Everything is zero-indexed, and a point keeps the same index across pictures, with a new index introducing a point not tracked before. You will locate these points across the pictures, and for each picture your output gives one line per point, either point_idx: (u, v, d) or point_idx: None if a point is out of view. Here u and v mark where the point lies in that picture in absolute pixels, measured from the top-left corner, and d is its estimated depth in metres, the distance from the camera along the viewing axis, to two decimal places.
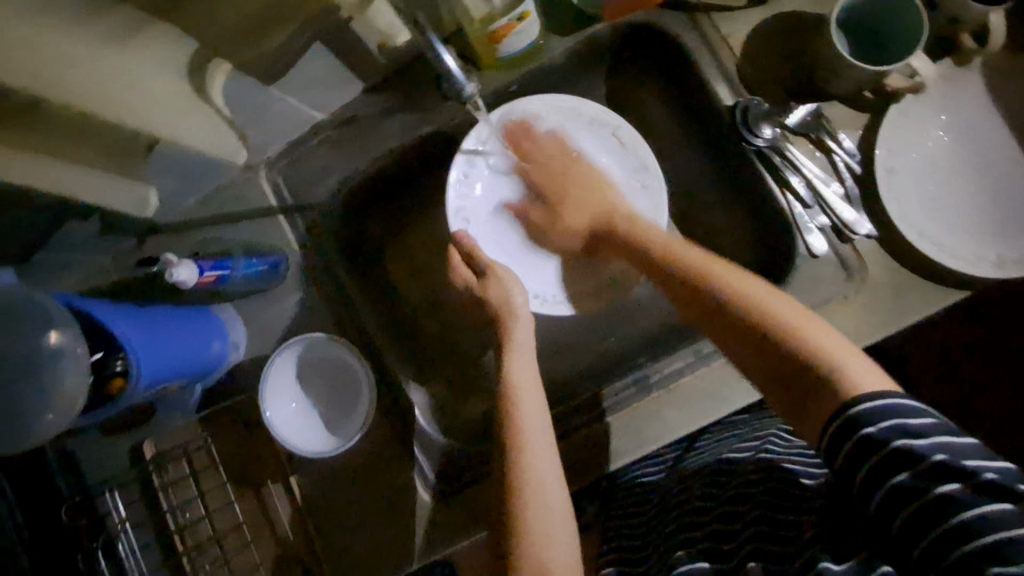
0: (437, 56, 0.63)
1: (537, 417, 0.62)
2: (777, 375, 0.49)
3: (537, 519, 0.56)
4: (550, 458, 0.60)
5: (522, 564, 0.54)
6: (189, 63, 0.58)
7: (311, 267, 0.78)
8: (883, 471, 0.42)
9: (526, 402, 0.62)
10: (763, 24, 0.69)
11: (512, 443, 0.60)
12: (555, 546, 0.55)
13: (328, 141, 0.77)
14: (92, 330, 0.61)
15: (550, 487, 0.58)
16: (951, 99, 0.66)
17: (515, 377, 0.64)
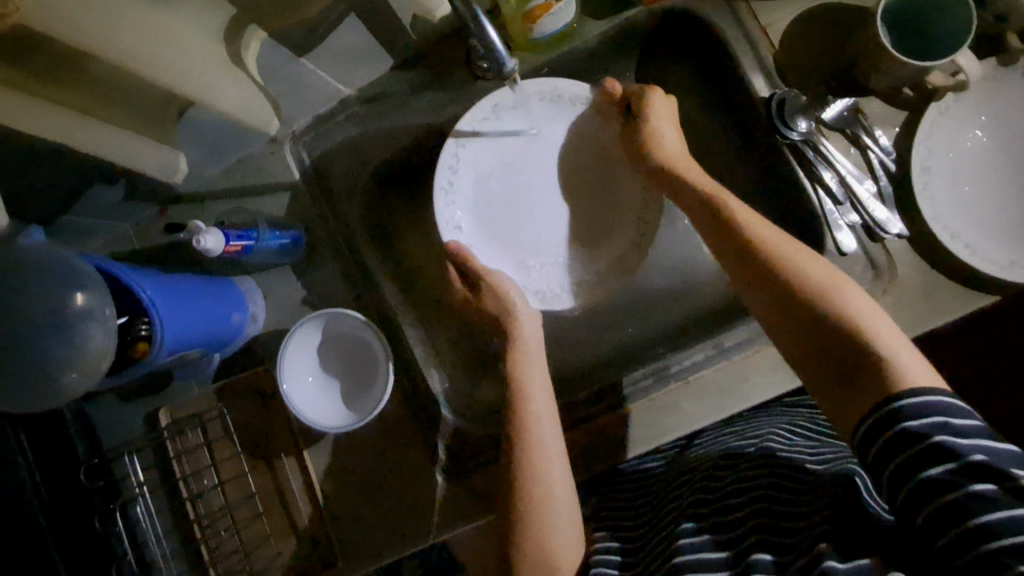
0: (479, 29, 0.56)
1: (545, 418, 0.60)
2: (807, 333, 0.50)
3: (540, 514, 0.57)
4: (558, 457, 0.60)
5: (527, 553, 0.57)
6: (226, 30, 0.58)
7: (332, 242, 0.78)
8: (911, 462, 0.42)
9: (536, 404, 0.61)
10: (804, 15, 0.68)
11: (519, 440, 0.59)
12: (557, 538, 0.58)
13: (354, 117, 0.76)
14: (119, 293, 0.62)
15: (554, 483, 0.58)
16: (993, 98, 0.64)
17: (526, 370, 0.64)
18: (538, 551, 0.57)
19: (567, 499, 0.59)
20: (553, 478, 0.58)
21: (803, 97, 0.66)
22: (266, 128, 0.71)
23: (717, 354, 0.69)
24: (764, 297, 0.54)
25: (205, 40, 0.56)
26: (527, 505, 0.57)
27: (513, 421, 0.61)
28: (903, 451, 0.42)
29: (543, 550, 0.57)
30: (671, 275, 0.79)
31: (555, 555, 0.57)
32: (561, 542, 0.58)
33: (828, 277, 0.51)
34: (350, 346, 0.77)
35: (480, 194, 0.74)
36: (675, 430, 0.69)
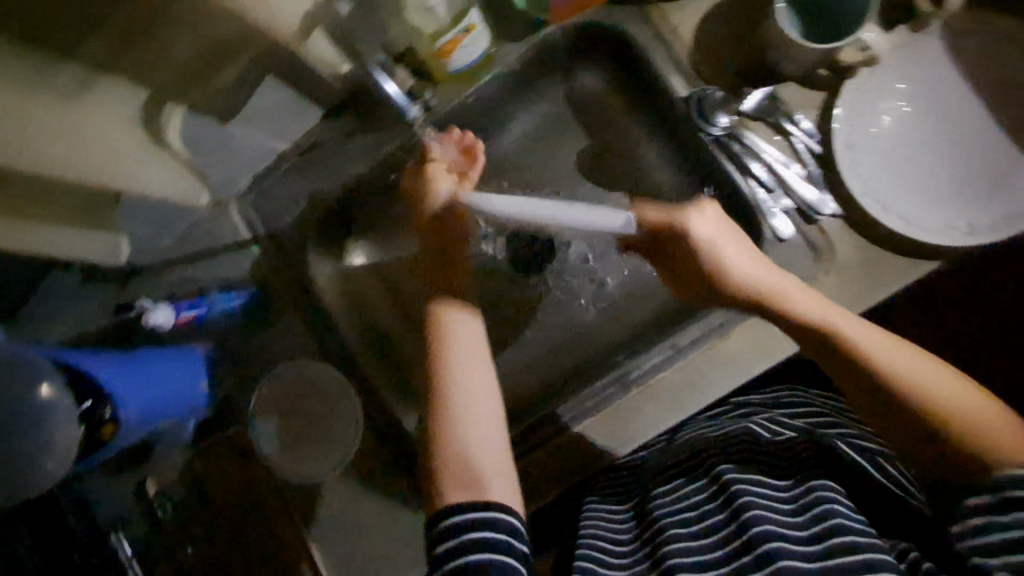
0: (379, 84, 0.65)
1: (462, 328, 0.65)
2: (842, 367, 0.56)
3: (456, 424, 0.60)
4: (475, 378, 0.62)
5: (446, 470, 0.58)
6: (143, 116, 0.58)
7: (289, 294, 0.79)
8: (992, 503, 0.47)
9: (452, 319, 0.66)
10: (713, 9, 0.68)
11: (437, 354, 0.64)
12: (477, 449, 0.59)
13: (294, 170, 0.78)
14: (77, 379, 0.63)
15: (476, 400, 0.61)
16: (912, 66, 0.64)
17: (443, 297, 0.68)
18: (462, 461, 0.58)
19: (492, 420, 0.61)
20: (476, 405, 0.61)
21: (721, 92, 0.67)
22: (195, 200, 0.72)
23: (675, 354, 0.70)
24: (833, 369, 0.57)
25: (122, 124, 0.57)
26: (446, 422, 0.60)
27: (433, 345, 0.65)
28: (999, 493, 0.47)
29: (467, 460, 0.58)
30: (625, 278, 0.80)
31: (479, 469, 0.57)
32: (485, 462, 0.58)
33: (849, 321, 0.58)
34: (304, 390, 0.77)
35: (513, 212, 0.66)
36: (642, 437, 0.69)
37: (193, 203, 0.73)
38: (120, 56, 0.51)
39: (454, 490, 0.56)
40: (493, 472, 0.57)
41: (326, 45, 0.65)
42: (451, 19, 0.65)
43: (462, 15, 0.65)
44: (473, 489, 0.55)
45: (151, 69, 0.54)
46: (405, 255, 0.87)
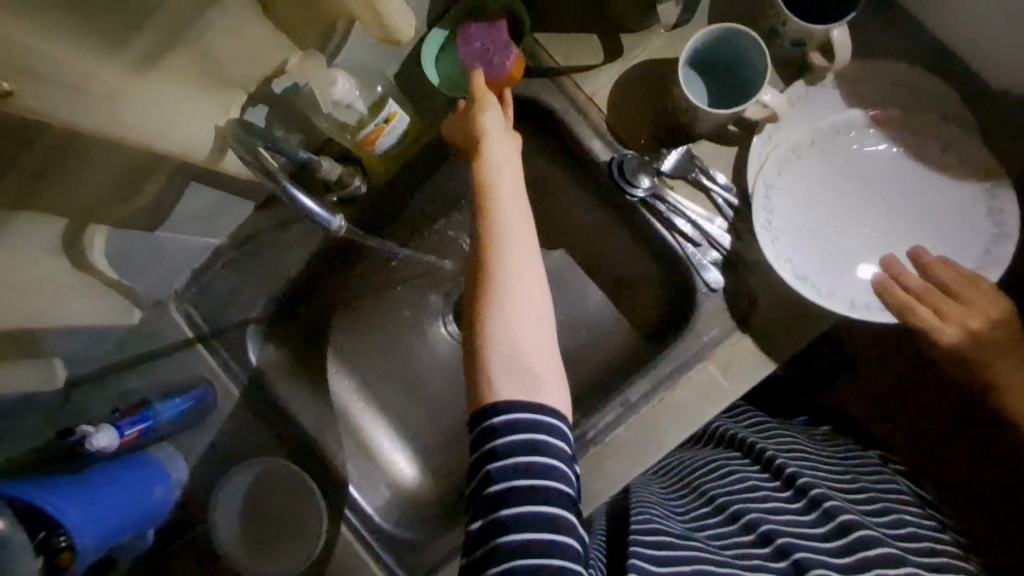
0: (293, 199, 0.57)
1: (515, 212, 0.56)
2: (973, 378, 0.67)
3: (504, 316, 0.52)
4: (528, 269, 0.54)
5: (493, 367, 0.51)
6: (64, 241, 0.58)
7: (239, 387, 0.78)
8: None
9: (503, 201, 0.56)
10: (623, 74, 0.71)
11: (487, 235, 0.55)
12: (526, 333, 0.53)
13: (231, 263, 0.78)
14: (26, 511, 0.61)
15: (526, 280, 0.54)
16: (813, 116, 0.68)
17: (489, 178, 0.57)
18: (507, 347, 0.52)
19: (542, 306, 0.55)
20: (525, 299, 0.53)
21: (639, 155, 0.69)
22: (126, 320, 0.74)
23: (628, 411, 0.71)
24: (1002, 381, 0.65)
25: (43, 257, 0.56)
26: (495, 296, 0.53)
27: (481, 229, 0.55)
28: None
29: (512, 346, 0.52)
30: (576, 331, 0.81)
31: (527, 358, 0.51)
32: (531, 352, 0.52)
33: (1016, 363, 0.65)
34: (281, 487, 0.75)
35: (913, 202, 0.67)
36: (607, 492, 0.70)
37: (126, 322, 0.74)
38: (33, 193, 0.49)
39: (506, 389, 0.50)
40: (543, 366, 0.52)
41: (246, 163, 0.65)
42: (371, 109, 0.66)
43: (381, 105, 0.66)
44: (529, 390, 0.50)
45: (64, 198, 0.53)
46: (357, 330, 0.87)
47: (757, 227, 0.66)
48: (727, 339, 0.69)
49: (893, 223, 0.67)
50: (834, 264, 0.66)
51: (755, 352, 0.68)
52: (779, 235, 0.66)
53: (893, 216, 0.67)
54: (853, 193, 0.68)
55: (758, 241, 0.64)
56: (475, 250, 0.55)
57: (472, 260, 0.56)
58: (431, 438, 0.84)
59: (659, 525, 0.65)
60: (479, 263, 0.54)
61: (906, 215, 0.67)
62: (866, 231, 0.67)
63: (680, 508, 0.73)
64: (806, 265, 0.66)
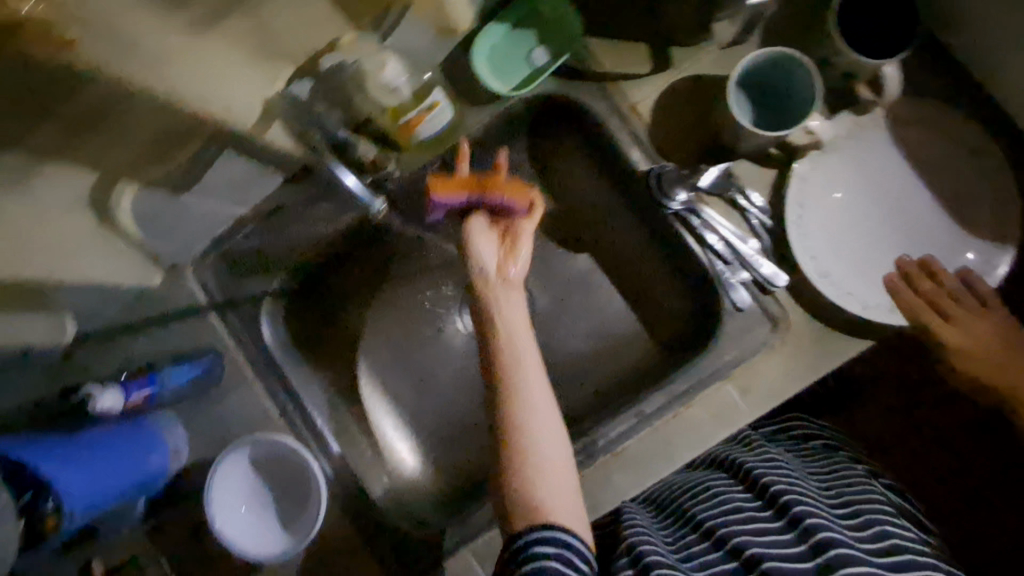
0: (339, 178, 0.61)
1: (523, 350, 0.62)
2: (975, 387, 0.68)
3: (520, 455, 0.59)
4: (542, 404, 0.60)
5: (517, 504, 0.57)
6: (91, 201, 0.57)
7: (249, 361, 0.77)
8: None
9: (512, 344, 0.63)
10: (671, 86, 0.71)
11: (500, 376, 0.61)
12: (542, 472, 0.58)
13: (253, 235, 0.76)
14: (12, 471, 0.58)
15: (538, 423, 0.60)
16: (854, 148, 0.68)
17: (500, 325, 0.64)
18: (524, 488, 0.57)
19: (555, 437, 0.60)
20: (539, 435, 0.59)
21: (677, 169, 0.69)
22: (147, 280, 0.73)
23: (641, 423, 0.70)
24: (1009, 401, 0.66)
25: (68, 213, 0.55)
26: (512, 448, 0.59)
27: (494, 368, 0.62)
28: None
29: (528, 485, 0.57)
30: (594, 338, 0.81)
31: (544, 494, 0.57)
32: (548, 489, 0.57)
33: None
34: (285, 467, 0.74)
35: (939, 232, 0.68)
36: (612, 503, 0.69)
37: (148, 282, 0.74)
38: (70, 143, 0.48)
39: (526, 524, 0.56)
40: (558, 496, 0.57)
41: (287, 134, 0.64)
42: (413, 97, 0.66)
43: (424, 93, 0.67)
44: (547, 518, 0.55)
45: (100, 151, 0.52)
46: (371, 315, 0.86)
47: (786, 215, 0.67)
48: (749, 360, 0.68)
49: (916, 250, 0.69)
50: (857, 270, 0.68)
51: (777, 376, 0.68)
52: (810, 235, 0.67)
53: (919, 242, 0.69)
54: (883, 220, 0.69)
55: (788, 226, 0.66)
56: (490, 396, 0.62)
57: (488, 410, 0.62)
58: (437, 432, 0.83)
59: (648, 553, 0.65)
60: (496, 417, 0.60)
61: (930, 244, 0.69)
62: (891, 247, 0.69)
63: (671, 533, 0.73)
64: (832, 259, 0.67)
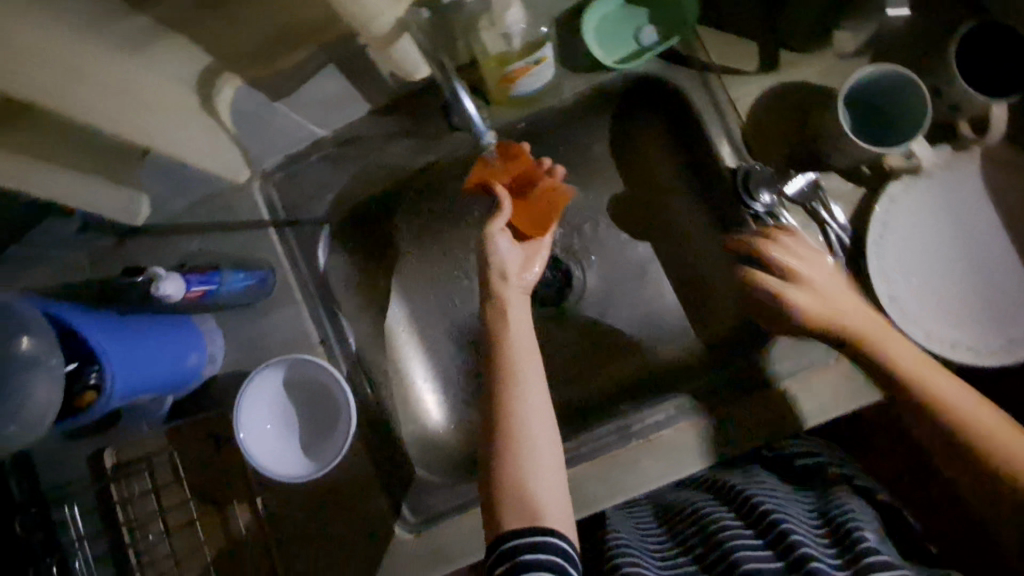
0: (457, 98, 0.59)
1: (526, 356, 0.63)
2: (953, 459, 0.55)
3: (515, 456, 0.59)
4: (541, 409, 0.61)
5: (506, 505, 0.56)
6: (197, 78, 0.56)
7: (298, 283, 0.76)
8: None
9: (519, 349, 0.63)
10: (773, 89, 0.70)
11: (502, 377, 0.62)
12: (537, 477, 0.58)
13: (327, 159, 0.75)
14: (67, 335, 0.59)
15: (535, 427, 0.60)
16: (948, 184, 0.68)
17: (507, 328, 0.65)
18: (516, 490, 0.57)
19: (551, 445, 0.60)
20: (538, 438, 0.60)
21: (767, 170, 0.69)
22: (234, 175, 0.72)
23: (680, 415, 0.70)
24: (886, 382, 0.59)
25: (173, 86, 0.54)
26: (505, 449, 0.59)
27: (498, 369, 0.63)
28: None
29: (519, 488, 0.57)
30: (639, 327, 0.80)
31: (537, 499, 0.56)
32: (541, 486, 0.57)
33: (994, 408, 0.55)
34: (318, 393, 0.75)
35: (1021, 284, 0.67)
36: (638, 488, 0.69)
37: (232, 178, 0.73)
38: (196, 14, 0.48)
39: (516, 523, 0.55)
40: (552, 503, 0.57)
41: (414, 50, 0.60)
42: (524, 47, 0.65)
43: (535, 46, 0.66)
44: (534, 521, 0.55)
45: (218, 32, 0.51)
46: (420, 262, 0.84)
47: (867, 236, 0.67)
48: (802, 373, 0.68)
49: (997, 297, 0.67)
50: (928, 298, 0.67)
51: (824, 393, 0.67)
52: (888, 254, 0.67)
53: (1001, 290, 0.67)
54: (964, 259, 0.68)
55: (868, 228, 0.67)
56: (488, 396, 0.62)
57: (484, 410, 0.63)
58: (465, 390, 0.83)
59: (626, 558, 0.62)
60: (491, 419, 0.61)
61: (1013, 293, 0.66)
62: (970, 287, 0.67)
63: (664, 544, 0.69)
64: (903, 276, 0.67)
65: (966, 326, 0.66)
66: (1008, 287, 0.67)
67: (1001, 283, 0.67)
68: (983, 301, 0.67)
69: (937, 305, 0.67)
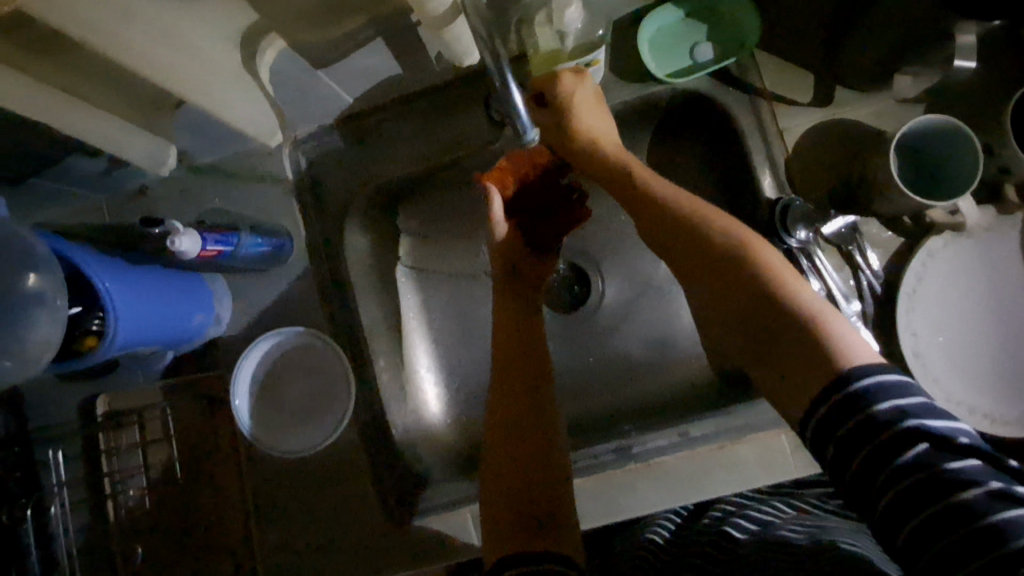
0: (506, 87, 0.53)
1: (530, 349, 0.64)
2: (769, 358, 0.47)
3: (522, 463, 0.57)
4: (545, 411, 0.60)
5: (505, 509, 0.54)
6: (243, 35, 0.55)
7: (313, 255, 0.74)
8: (908, 494, 0.37)
9: (526, 339, 0.65)
10: (822, 126, 0.69)
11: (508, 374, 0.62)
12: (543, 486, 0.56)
13: (360, 134, 0.74)
14: (74, 278, 0.58)
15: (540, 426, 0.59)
16: (989, 246, 0.66)
17: (516, 314, 0.67)
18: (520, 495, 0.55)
19: (550, 455, 0.58)
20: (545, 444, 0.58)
21: (807, 207, 0.67)
22: (266, 140, 0.71)
23: (680, 443, 0.68)
24: (683, 259, 0.54)
25: (217, 39, 0.53)
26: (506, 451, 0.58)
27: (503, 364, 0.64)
28: (889, 464, 0.38)
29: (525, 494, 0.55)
30: (651, 346, 0.78)
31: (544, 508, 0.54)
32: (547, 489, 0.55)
33: (851, 328, 0.45)
34: (314, 369, 0.73)
35: None
36: (632, 512, 0.68)
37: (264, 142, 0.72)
38: None
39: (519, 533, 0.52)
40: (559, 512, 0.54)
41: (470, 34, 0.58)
42: (577, 47, 0.65)
43: (589, 48, 0.65)
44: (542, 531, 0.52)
45: None
46: (440, 249, 0.82)
47: (899, 288, 0.65)
48: None
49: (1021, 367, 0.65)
50: (952, 358, 0.65)
51: None
52: (919, 308, 0.65)
53: None
54: (994, 323, 0.66)
55: (902, 278, 0.65)
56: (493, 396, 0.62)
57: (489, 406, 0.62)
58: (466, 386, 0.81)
59: None
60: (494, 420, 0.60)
61: None
62: (999, 354, 0.65)
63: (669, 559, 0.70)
64: (931, 332, 0.65)
65: (987, 392, 0.64)
66: None
67: None
68: (1008, 370, 0.65)
69: (961, 366, 0.65)
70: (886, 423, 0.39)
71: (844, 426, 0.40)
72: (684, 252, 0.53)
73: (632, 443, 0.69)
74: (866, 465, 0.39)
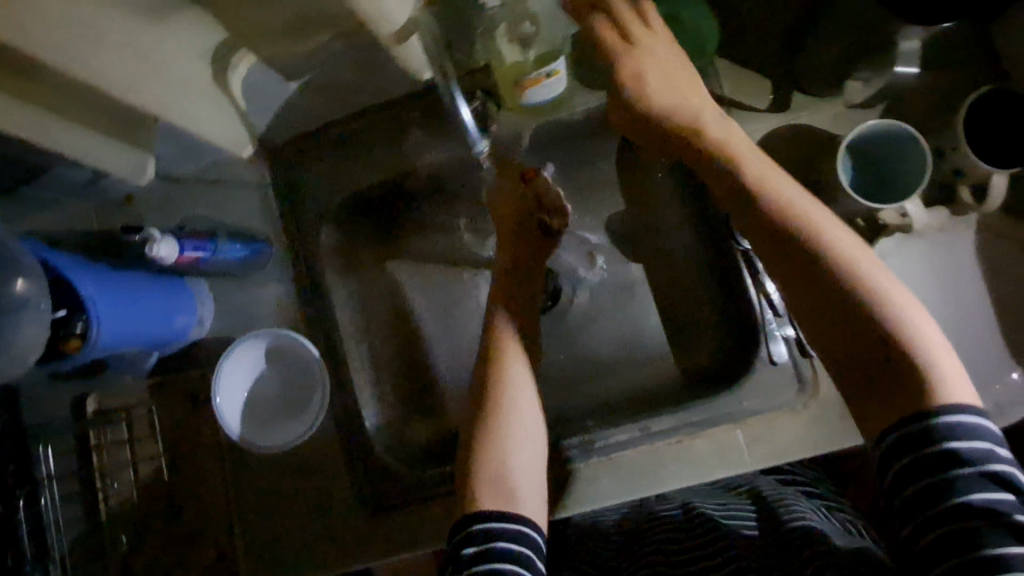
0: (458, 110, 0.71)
1: (535, 333, 0.66)
2: (854, 364, 0.47)
3: (510, 441, 0.59)
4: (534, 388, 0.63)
5: (482, 479, 0.57)
6: (213, 54, 0.57)
7: (292, 259, 0.78)
8: (931, 507, 0.42)
9: (531, 323, 0.67)
10: (781, 130, 0.70)
11: (511, 351, 0.65)
12: (516, 459, 0.59)
13: (337, 141, 0.77)
14: (58, 283, 0.61)
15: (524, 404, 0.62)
16: (941, 247, 0.68)
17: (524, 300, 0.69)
18: (505, 470, 0.57)
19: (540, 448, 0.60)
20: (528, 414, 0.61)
21: None
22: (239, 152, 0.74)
23: (643, 437, 0.71)
24: (771, 249, 0.52)
25: (189, 58, 0.55)
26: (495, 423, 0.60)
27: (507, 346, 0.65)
28: (923, 480, 0.42)
29: (508, 471, 0.57)
30: (621, 344, 0.81)
31: (512, 482, 0.57)
32: (522, 463, 0.58)
33: (948, 352, 0.45)
34: (297, 367, 0.77)
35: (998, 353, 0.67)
36: (595, 503, 0.71)
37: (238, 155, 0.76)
38: None
39: (491, 501, 0.55)
40: (525, 487, 0.57)
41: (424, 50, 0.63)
42: (539, 59, 0.66)
43: (550, 59, 0.66)
44: (507, 503, 0.55)
45: (239, 14, 0.52)
46: (414, 251, 0.85)
47: None
48: (767, 413, 0.69)
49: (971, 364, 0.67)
50: None
51: (787, 437, 0.69)
52: None
53: (978, 358, 0.67)
54: (946, 321, 0.67)
55: None
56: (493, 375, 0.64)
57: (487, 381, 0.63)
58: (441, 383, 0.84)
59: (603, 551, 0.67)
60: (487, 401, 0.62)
61: (988, 364, 0.66)
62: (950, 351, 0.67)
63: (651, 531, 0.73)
64: None
65: None
66: (986, 356, 0.67)
67: (981, 351, 0.67)
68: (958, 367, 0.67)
69: None
70: (965, 467, 0.41)
71: (897, 436, 0.44)
72: (772, 247, 0.52)
73: (596, 438, 0.72)
74: (924, 493, 0.42)
